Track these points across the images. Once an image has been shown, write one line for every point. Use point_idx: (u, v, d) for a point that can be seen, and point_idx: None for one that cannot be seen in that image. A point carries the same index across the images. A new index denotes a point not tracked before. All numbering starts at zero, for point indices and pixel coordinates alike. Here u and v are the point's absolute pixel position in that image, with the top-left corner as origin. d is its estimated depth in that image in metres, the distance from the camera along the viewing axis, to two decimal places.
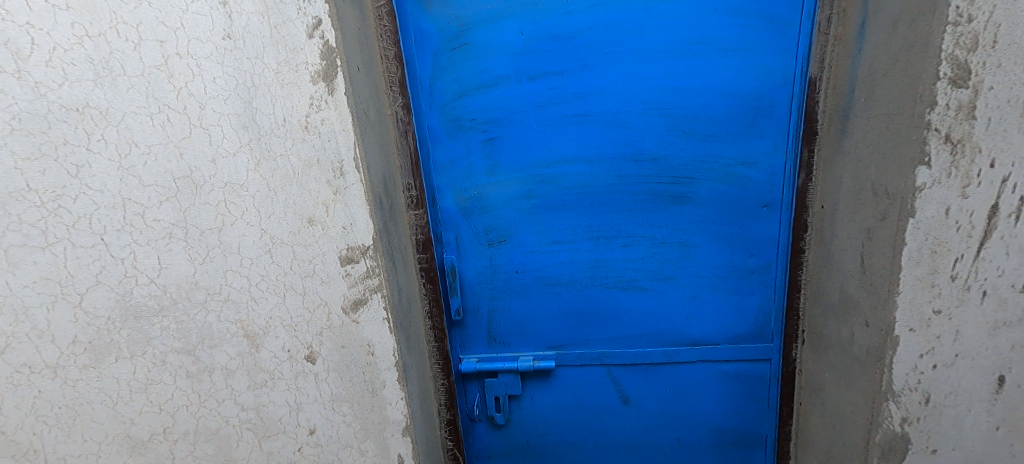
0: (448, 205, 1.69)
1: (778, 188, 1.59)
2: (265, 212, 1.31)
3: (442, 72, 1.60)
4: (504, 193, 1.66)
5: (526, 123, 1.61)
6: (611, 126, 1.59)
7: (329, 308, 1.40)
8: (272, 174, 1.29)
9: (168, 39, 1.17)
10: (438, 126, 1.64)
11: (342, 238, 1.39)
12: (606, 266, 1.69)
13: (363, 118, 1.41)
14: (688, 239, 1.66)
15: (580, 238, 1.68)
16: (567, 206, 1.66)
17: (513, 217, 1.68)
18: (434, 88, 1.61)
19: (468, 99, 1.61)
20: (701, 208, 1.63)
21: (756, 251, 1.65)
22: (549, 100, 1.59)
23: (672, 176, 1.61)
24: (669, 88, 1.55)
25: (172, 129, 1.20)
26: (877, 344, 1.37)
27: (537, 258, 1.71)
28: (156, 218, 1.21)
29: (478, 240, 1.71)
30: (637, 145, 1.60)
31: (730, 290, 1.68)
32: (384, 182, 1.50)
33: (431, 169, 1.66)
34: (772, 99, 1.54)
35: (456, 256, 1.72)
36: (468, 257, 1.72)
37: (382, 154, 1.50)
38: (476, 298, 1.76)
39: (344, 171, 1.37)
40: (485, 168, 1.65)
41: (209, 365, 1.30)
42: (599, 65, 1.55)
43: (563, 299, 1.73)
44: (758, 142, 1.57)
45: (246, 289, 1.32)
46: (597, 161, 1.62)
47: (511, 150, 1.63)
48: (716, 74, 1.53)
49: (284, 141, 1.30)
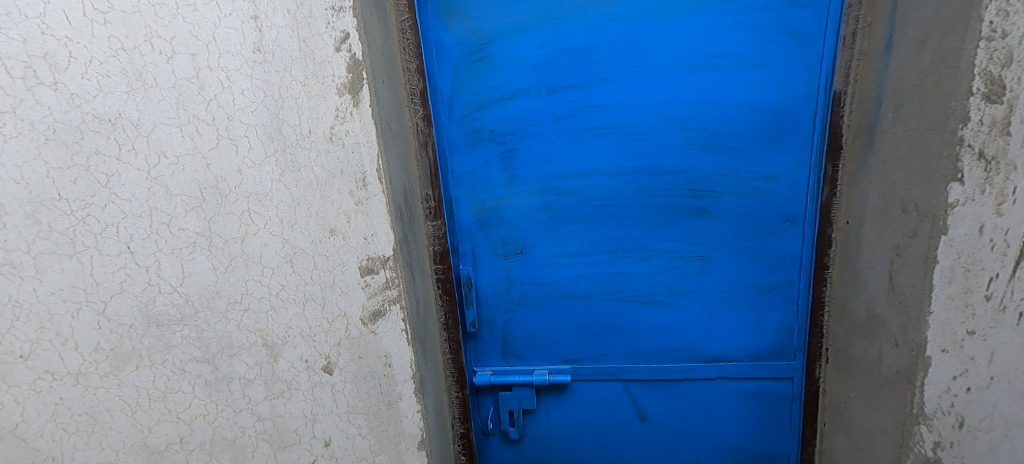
0: (466, 216, 1.69)
1: (800, 202, 1.57)
2: (287, 222, 1.32)
3: (463, 85, 1.62)
4: (521, 205, 1.66)
5: (544, 135, 1.62)
6: (630, 138, 1.59)
7: (348, 319, 1.40)
8: (295, 184, 1.31)
9: (199, 52, 1.20)
10: (457, 138, 1.65)
11: (363, 248, 1.40)
12: (623, 280, 1.67)
13: (386, 130, 1.43)
14: (707, 253, 1.63)
15: (598, 251, 1.67)
16: (585, 218, 1.65)
17: (530, 229, 1.68)
18: (454, 100, 1.63)
19: (487, 111, 1.62)
20: (721, 222, 1.61)
21: (777, 266, 1.61)
22: (568, 113, 1.59)
23: (691, 189, 1.60)
24: (689, 102, 1.55)
25: (201, 140, 1.22)
26: (907, 365, 1.33)
27: (553, 271, 1.70)
28: (181, 227, 1.23)
29: (495, 251, 1.70)
30: (656, 157, 1.59)
31: (751, 306, 1.64)
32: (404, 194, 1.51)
33: (449, 180, 1.67)
34: (794, 113, 1.53)
35: (472, 267, 1.72)
36: (484, 268, 1.72)
37: (404, 166, 1.52)
38: (491, 310, 1.74)
39: (367, 182, 1.38)
40: (503, 179, 1.66)
41: (227, 375, 1.30)
42: (618, 78, 1.56)
43: (580, 313, 1.71)
44: (780, 156, 1.56)
45: (266, 299, 1.32)
46: (615, 174, 1.61)
47: (529, 161, 1.64)
48: (737, 87, 1.53)
49: (309, 153, 1.31)
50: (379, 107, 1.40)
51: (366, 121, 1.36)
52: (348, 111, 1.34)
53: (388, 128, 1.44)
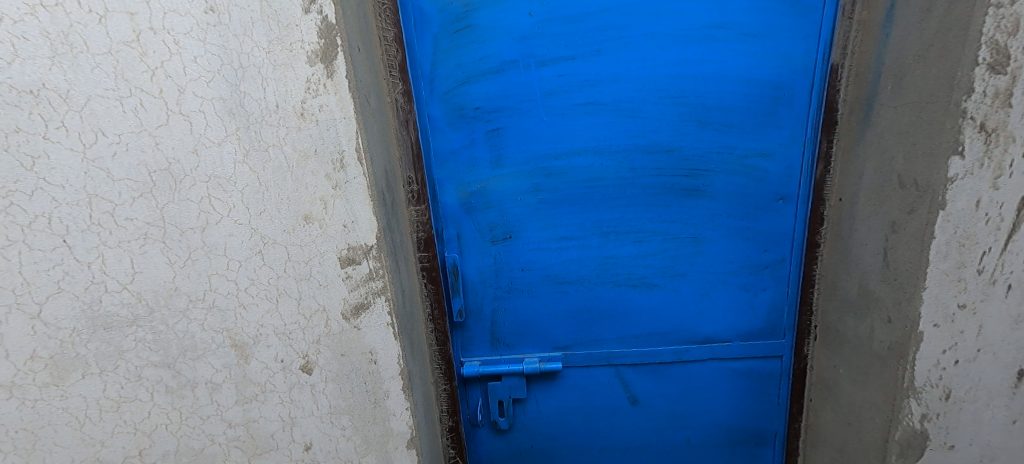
0: (451, 200, 1.65)
1: (795, 181, 1.55)
2: (255, 210, 1.17)
3: (445, 57, 1.54)
4: (510, 187, 1.63)
5: (533, 112, 1.57)
6: (624, 116, 1.54)
7: (328, 314, 1.27)
8: (262, 167, 1.15)
9: (140, 11, 1.01)
10: (439, 116, 1.58)
11: (343, 237, 1.25)
12: (615, 263, 1.68)
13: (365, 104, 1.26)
14: (700, 235, 1.62)
15: (589, 233, 1.66)
16: (576, 201, 1.63)
17: (519, 212, 1.66)
18: (435, 74, 1.55)
19: (472, 86, 1.56)
20: (715, 201, 1.59)
21: (770, 245, 1.61)
22: (558, 88, 1.54)
23: (685, 168, 1.57)
24: (685, 75, 1.49)
25: (147, 116, 1.05)
26: (899, 340, 1.31)
27: (543, 256, 1.70)
28: (128, 217, 1.06)
29: (482, 237, 1.69)
30: (650, 135, 1.55)
31: (743, 287, 1.65)
32: (386, 175, 1.38)
33: (431, 162, 1.61)
34: (791, 87, 1.48)
35: (458, 254, 1.70)
36: (472, 254, 1.70)
37: (382, 146, 1.36)
38: (479, 299, 1.75)
39: (345, 163, 1.21)
40: (491, 161, 1.62)
41: (192, 379, 1.16)
42: (611, 50, 1.49)
43: (571, 298, 1.72)
44: (776, 133, 1.52)
45: (233, 295, 1.18)
46: (608, 154, 1.58)
47: (518, 140, 1.59)
48: (734, 60, 1.47)
49: (277, 130, 1.14)
50: (355, 77, 1.21)
51: (343, 95, 1.18)
52: (321, 83, 1.16)
53: (366, 102, 1.27)
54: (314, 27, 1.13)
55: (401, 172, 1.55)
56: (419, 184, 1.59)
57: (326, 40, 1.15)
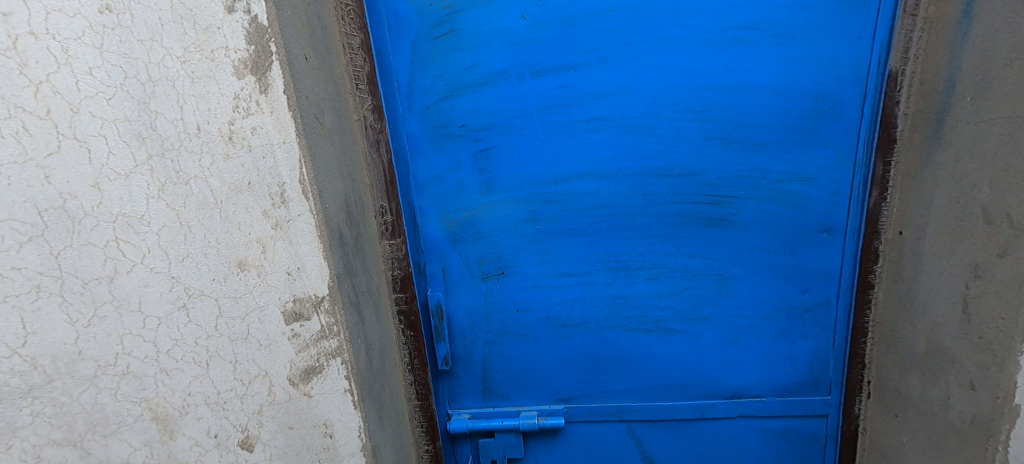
0: (434, 230, 1.46)
1: (842, 211, 1.31)
2: (176, 255, 0.93)
3: (424, 66, 1.32)
4: (502, 216, 1.44)
5: (529, 131, 1.36)
6: (636, 133, 1.33)
7: (270, 379, 1.04)
8: (182, 203, 0.91)
9: (14, 11, 0.77)
10: (419, 135, 1.38)
11: (287, 287, 0.99)
12: (625, 304, 1.48)
13: (317, 123, 1.01)
14: (725, 272, 1.42)
15: (595, 268, 1.46)
16: (579, 232, 1.43)
17: (513, 245, 1.46)
18: (413, 87, 1.34)
19: (456, 101, 1.35)
20: (743, 233, 1.37)
21: (811, 285, 1.39)
22: (557, 103, 1.33)
23: (707, 195, 1.35)
24: (707, 87, 1.28)
25: (31, 141, 0.80)
26: (987, 413, 1.07)
27: (542, 294, 1.50)
28: (16, 267, 0.82)
29: (470, 272, 1.49)
30: (666, 156, 1.34)
31: (778, 333, 1.44)
32: (347, 206, 1.12)
33: (411, 188, 1.42)
34: (838, 98, 1.24)
35: (443, 293, 1.50)
36: (458, 292, 1.50)
37: (343, 173, 1.12)
38: (468, 342, 1.55)
39: (286, 197, 0.94)
40: (479, 188, 1.42)
41: (105, 459, 0.92)
42: (619, 57, 1.28)
43: (574, 344, 1.53)
44: (819, 153, 1.28)
45: (152, 359, 0.94)
46: (616, 178, 1.37)
47: (510, 162, 1.39)
48: (768, 68, 1.24)
49: (198, 158, 0.89)
50: (301, 89, 0.96)
51: (282, 116, 0.91)
52: (252, 100, 0.89)
53: (320, 121, 1.02)
54: (240, 34, 0.87)
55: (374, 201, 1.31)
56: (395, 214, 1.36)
57: (257, 47, 0.88)
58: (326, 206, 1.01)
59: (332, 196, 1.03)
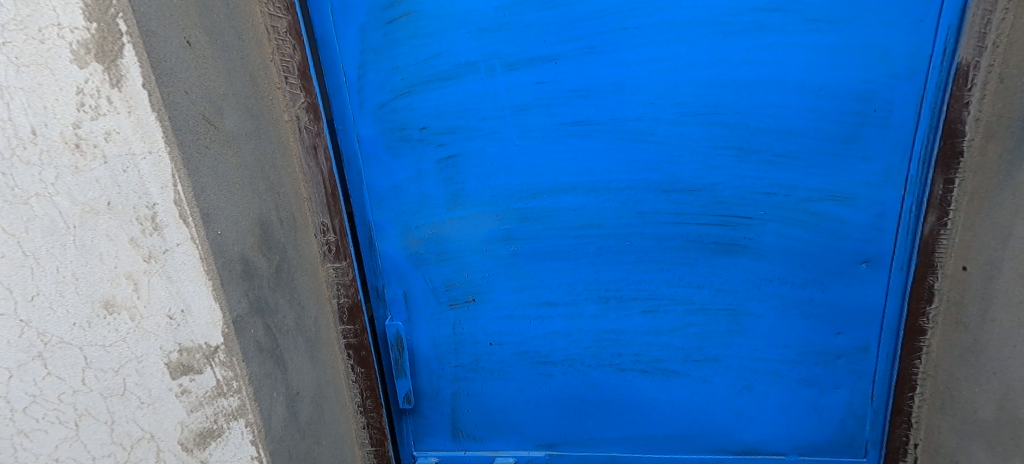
0: (393, 249, 1.25)
1: (888, 238, 1.06)
2: (23, 293, 0.72)
3: (376, 57, 1.10)
4: (473, 234, 1.22)
5: (501, 135, 1.13)
6: (631, 139, 1.10)
7: (158, 444, 0.83)
8: (23, 229, 0.70)
9: None
10: (372, 139, 1.16)
11: (168, 335, 0.78)
12: (616, 340, 1.26)
13: (204, 124, 0.76)
14: (737, 307, 1.18)
15: (582, 296, 1.24)
16: (561, 255, 1.21)
17: (484, 268, 1.24)
18: (363, 82, 1.12)
19: (414, 99, 1.13)
20: (761, 261, 1.13)
21: (845, 327, 1.13)
22: (535, 102, 1.10)
23: (715, 215, 1.12)
24: (718, 83, 1.03)
25: None
26: None
27: (519, 326, 1.28)
28: None
29: (436, 298, 1.28)
30: (667, 167, 1.11)
31: (803, 381, 1.19)
32: (261, 227, 0.89)
33: (366, 200, 1.21)
34: (888, 99, 0.99)
35: (404, 322, 1.30)
36: (422, 320, 1.30)
37: (253, 188, 0.87)
38: (434, 377, 1.34)
39: (160, 223, 0.73)
40: (444, 201, 1.20)
41: None
42: (611, 46, 1.04)
43: (556, 384, 1.31)
44: (861, 167, 1.03)
45: (4, 420, 0.74)
46: (606, 193, 1.15)
47: (480, 172, 1.17)
48: (797, 59, 0.99)
49: (36, 172, 0.69)
50: (165, 79, 0.70)
51: (144, 117, 0.69)
52: (101, 95, 0.67)
53: (208, 122, 0.77)
54: (78, 11, 0.64)
55: (311, 218, 1.08)
56: (340, 234, 1.12)
57: (100, 25, 0.65)
58: (218, 231, 0.77)
59: (229, 217, 0.79)
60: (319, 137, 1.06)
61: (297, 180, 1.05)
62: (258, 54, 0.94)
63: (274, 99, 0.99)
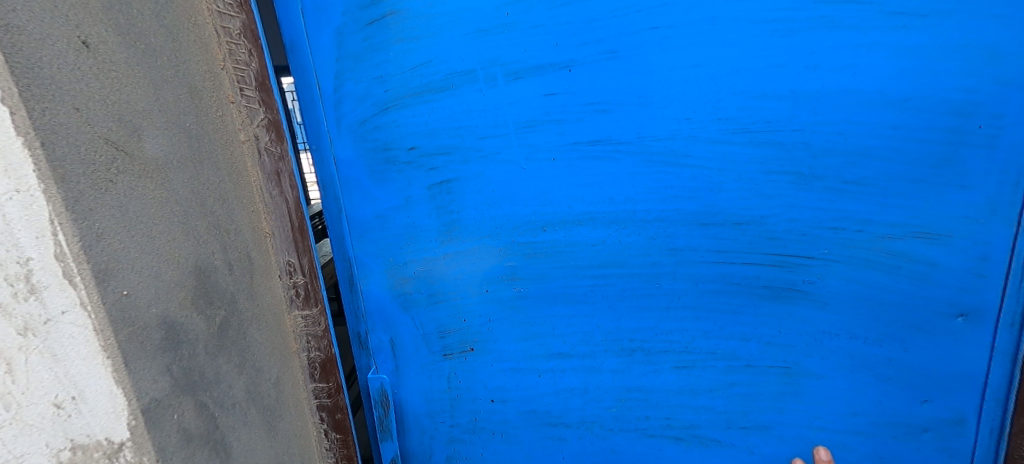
0: (378, 288, 1.06)
1: (993, 288, 0.85)
2: None
3: (356, 65, 0.92)
4: (472, 272, 1.02)
5: (505, 157, 0.94)
6: (662, 161, 0.90)
7: None
8: None
9: None
10: (353, 161, 0.98)
11: (58, 429, 0.59)
12: (642, 400, 1.06)
13: (104, 149, 0.59)
14: (792, 365, 0.97)
15: (601, 348, 1.04)
16: (577, 299, 1.01)
17: (486, 313, 1.05)
18: (341, 94, 0.94)
19: (402, 114, 0.94)
20: (822, 310, 0.93)
21: (934, 394, 0.93)
22: (544, 117, 0.91)
23: (766, 254, 0.92)
24: (771, 94, 0.83)
25: None
26: None
27: (527, 380, 1.09)
28: None
29: (428, 347, 1.09)
30: (705, 195, 0.91)
31: (879, 458, 0.99)
32: (199, 277, 0.70)
33: (346, 232, 1.03)
34: (994, 112, 0.78)
35: (392, 373, 1.11)
36: (410, 371, 1.11)
37: (187, 229, 0.68)
38: (425, 436, 1.16)
39: (37, 286, 0.55)
40: (437, 234, 1.01)
41: None
42: (638, 49, 0.85)
43: (571, 449, 1.12)
44: (956, 197, 0.82)
45: None
46: (630, 225, 0.95)
47: (479, 200, 0.97)
48: (874, 64, 0.79)
49: None
50: (37, 92, 0.54)
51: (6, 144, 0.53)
52: None
53: (113, 146, 0.60)
54: None
55: (274, 258, 0.87)
56: (312, 275, 0.91)
57: None
58: (123, 291, 0.60)
59: (140, 272, 0.61)
60: (284, 159, 0.86)
61: (258, 212, 0.84)
62: (202, 61, 0.75)
63: (225, 115, 0.79)
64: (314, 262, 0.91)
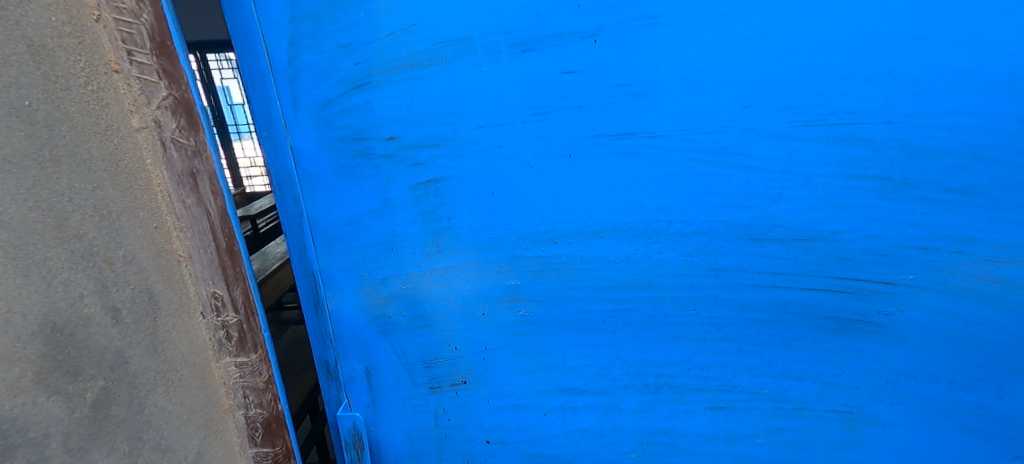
0: (349, 309, 0.85)
1: None
2: None
3: (316, 28, 0.71)
4: (465, 292, 0.82)
5: (506, 150, 0.74)
6: (709, 160, 0.71)
7: None
8: None
9: None
10: (315, 152, 0.76)
11: None
12: (667, 445, 0.88)
13: None
14: (854, 410, 0.81)
15: (620, 383, 0.86)
16: (592, 325, 0.82)
17: (483, 339, 0.85)
18: (297, 66, 0.72)
19: (378, 95, 0.73)
20: (899, 348, 0.77)
21: None
22: (559, 101, 0.71)
23: (833, 278, 0.74)
24: (860, 76, 0.66)
25: None
26: None
27: (530, 419, 0.90)
28: None
29: (411, 379, 0.88)
30: (761, 204, 0.72)
31: None
32: (48, 336, 0.57)
33: (309, 240, 0.81)
34: None
35: (370, 407, 0.91)
36: (390, 405, 0.91)
37: (24, 269, 0.55)
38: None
39: None
40: (423, 244, 0.80)
41: None
42: (688, 13, 0.66)
43: None
44: None
45: None
46: (663, 239, 0.76)
47: (475, 204, 0.77)
48: (998, 38, 0.63)
49: None
50: None
51: None
52: None
53: None
54: None
55: (195, 290, 0.72)
56: (249, 312, 0.76)
57: None
58: None
59: None
60: (200, 155, 0.69)
61: (168, 231, 0.69)
62: (56, 7, 0.58)
63: (105, 90, 0.63)
64: (249, 294, 0.75)
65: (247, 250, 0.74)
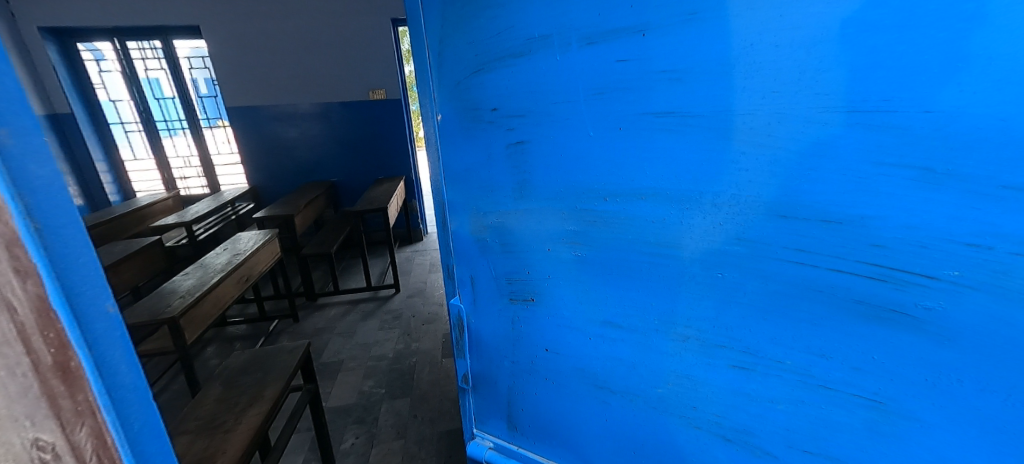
0: (465, 229, 0.88)
1: None
2: None
3: (455, 30, 0.74)
4: (537, 232, 0.80)
5: (572, 121, 0.71)
6: (740, 139, 0.64)
7: None
8: None
9: None
10: (449, 119, 0.81)
11: None
12: (691, 390, 0.79)
13: None
14: (885, 401, 0.67)
15: (654, 328, 0.78)
16: (631, 272, 0.76)
17: (551, 273, 0.82)
18: (439, 58, 0.78)
19: (489, 79, 0.74)
20: (939, 349, 0.62)
21: None
22: (619, 85, 0.67)
23: (864, 263, 0.62)
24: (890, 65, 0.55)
25: None
26: None
27: (575, 343, 0.86)
28: None
29: (495, 290, 0.88)
30: (790, 184, 0.63)
31: None
32: None
33: (441, 177, 0.87)
34: None
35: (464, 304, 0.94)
36: (483, 309, 0.91)
37: None
38: (492, 365, 0.96)
39: None
40: (512, 193, 0.80)
41: None
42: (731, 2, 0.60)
43: (620, 413, 0.87)
44: None
45: None
46: (697, 205, 0.69)
47: (551, 160, 0.75)
48: None
49: None
50: None
51: None
52: None
53: None
54: None
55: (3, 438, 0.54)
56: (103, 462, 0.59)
57: None
58: None
59: None
60: None
61: None
62: None
63: None
64: (100, 432, 0.59)
65: (90, 367, 0.58)
